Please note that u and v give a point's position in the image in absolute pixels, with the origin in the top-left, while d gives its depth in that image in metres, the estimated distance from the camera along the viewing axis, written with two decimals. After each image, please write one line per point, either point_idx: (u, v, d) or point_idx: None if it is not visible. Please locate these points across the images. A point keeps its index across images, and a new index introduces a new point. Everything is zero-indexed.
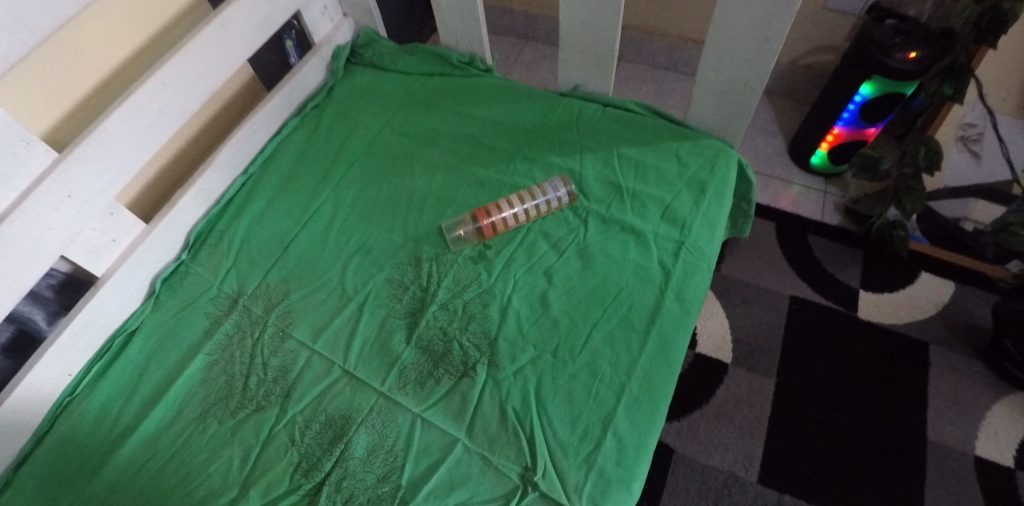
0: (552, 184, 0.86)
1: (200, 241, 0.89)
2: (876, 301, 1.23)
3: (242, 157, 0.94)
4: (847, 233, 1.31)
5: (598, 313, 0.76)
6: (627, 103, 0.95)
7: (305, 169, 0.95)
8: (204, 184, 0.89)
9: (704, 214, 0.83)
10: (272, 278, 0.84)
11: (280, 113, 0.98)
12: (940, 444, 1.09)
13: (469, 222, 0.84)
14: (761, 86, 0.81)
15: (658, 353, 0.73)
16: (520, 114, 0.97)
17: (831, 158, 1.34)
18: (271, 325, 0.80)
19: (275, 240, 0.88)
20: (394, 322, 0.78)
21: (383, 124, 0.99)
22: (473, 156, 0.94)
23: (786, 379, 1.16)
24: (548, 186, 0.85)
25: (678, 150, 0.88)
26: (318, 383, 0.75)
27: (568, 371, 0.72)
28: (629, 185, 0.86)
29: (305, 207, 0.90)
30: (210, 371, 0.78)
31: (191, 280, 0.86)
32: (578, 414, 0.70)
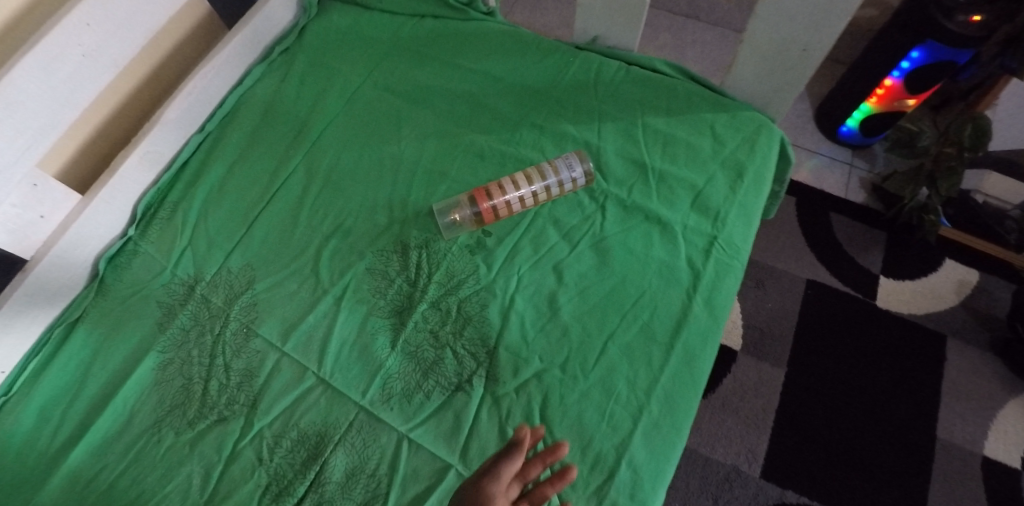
0: (566, 161, 0.72)
1: (149, 213, 0.75)
2: (895, 289, 1.15)
3: (196, 111, 0.79)
4: (870, 212, 1.21)
5: (614, 320, 0.65)
6: (655, 63, 0.81)
7: (272, 129, 0.80)
8: (150, 145, 0.74)
9: (741, 204, 0.71)
10: (234, 263, 0.72)
11: (242, 57, 0.82)
12: (949, 441, 1.05)
13: (466, 205, 0.71)
14: (822, 52, 0.68)
15: (682, 371, 0.63)
16: (527, 68, 0.82)
17: (861, 131, 1.22)
18: (233, 320, 0.69)
19: (237, 214, 0.75)
20: (376, 321, 0.67)
21: (365, 75, 0.83)
22: (472, 119, 0.80)
23: (797, 369, 1.09)
24: (561, 162, 0.72)
25: (713, 125, 0.75)
26: (289, 392, 0.65)
27: (578, 389, 0.63)
28: (654, 166, 0.74)
29: (272, 176, 0.77)
30: (164, 372, 0.68)
31: (140, 261, 0.73)
32: (588, 439, 0.61)
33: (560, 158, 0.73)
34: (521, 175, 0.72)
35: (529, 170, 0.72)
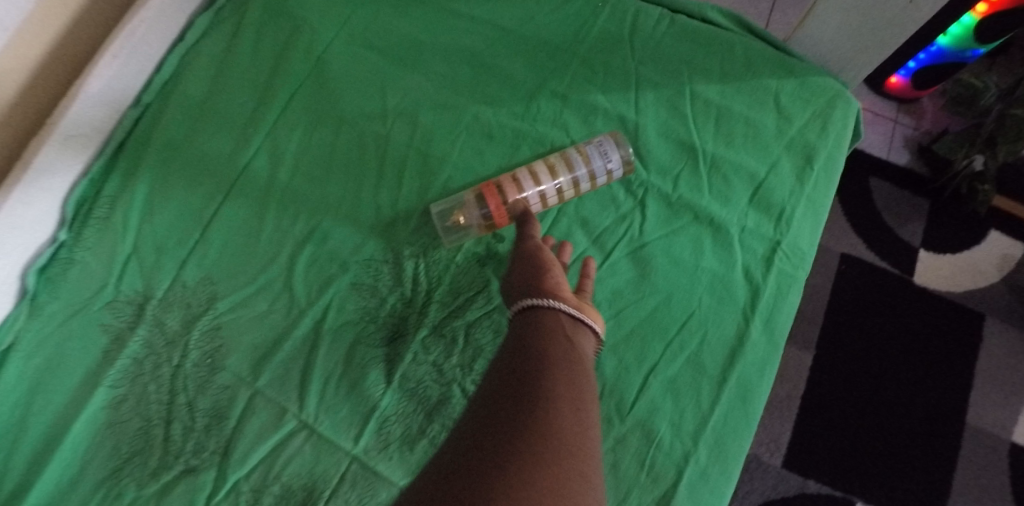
0: (599, 146, 0.57)
1: (83, 212, 0.61)
2: (934, 264, 1.05)
3: (129, 78, 0.63)
4: (913, 177, 1.09)
5: (657, 350, 0.54)
6: (705, 11, 0.65)
7: (227, 98, 0.64)
8: (73, 125, 0.59)
9: (809, 199, 0.59)
10: (190, 275, 0.59)
11: (178, 5, 0.66)
12: (979, 427, 0.99)
13: (473, 205, 0.57)
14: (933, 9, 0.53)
15: (736, 408, 0.53)
16: (543, 17, 0.66)
17: (912, 83, 1.07)
18: (193, 348, 0.57)
19: (190, 211, 0.61)
20: (367, 352, 0.56)
21: (339, 26, 0.66)
22: (476, 86, 0.64)
23: (825, 352, 1.01)
24: (593, 148, 0.57)
25: (777, 96, 0.61)
26: (267, 438, 0.54)
27: (615, 434, 0.52)
28: (705, 150, 0.60)
29: (231, 161, 0.62)
30: (117, 412, 0.56)
31: (77, 273, 0.59)
32: (626, 494, 0.51)
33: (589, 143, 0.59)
34: (542, 165, 0.58)
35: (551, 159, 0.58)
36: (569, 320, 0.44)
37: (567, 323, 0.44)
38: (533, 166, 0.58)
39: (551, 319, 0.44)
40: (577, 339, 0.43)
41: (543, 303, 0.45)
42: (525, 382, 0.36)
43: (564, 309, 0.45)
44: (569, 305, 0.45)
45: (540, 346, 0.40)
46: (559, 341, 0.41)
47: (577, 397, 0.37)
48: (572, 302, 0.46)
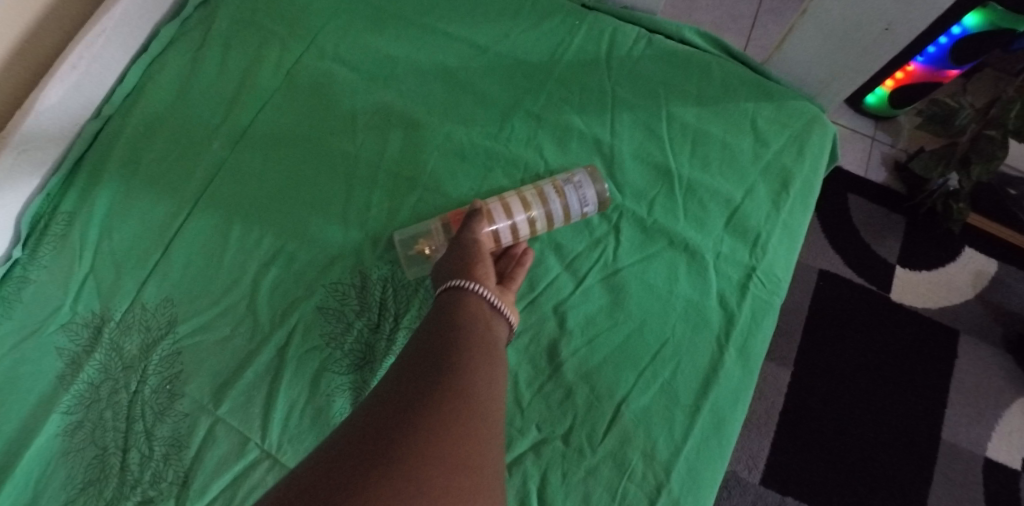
0: (576, 182, 0.57)
1: (40, 228, 0.59)
2: (910, 282, 1.06)
3: (89, 89, 0.61)
4: (890, 195, 1.10)
5: (630, 379, 0.53)
6: (683, 32, 0.64)
7: (192, 113, 0.62)
8: (28, 138, 0.57)
9: (785, 224, 0.58)
10: (149, 297, 0.57)
11: (143, 13, 0.64)
12: (953, 444, 1.00)
13: (440, 235, 0.56)
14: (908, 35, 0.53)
15: (708, 438, 0.53)
16: (518, 36, 0.65)
17: (891, 101, 1.07)
18: (153, 373, 0.55)
19: (152, 230, 0.59)
20: (333, 378, 0.54)
21: (310, 41, 0.65)
22: (450, 104, 0.63)
23: (803, 369, 1.01)
24: (570, 185, 0.56)
25: (755, 118, 0.61)
26: (226, 469, 0.52)
27: (586, 465, 0.51)
28: (681, 173, 0.59)
29: (195, 177, 0.60)
30: (71, 440, 0.54)
31: (32, 292, 0.57)
32: None
33: (563, 177, 0.57)
34: (513, 197, 0.56)
35: (522, 192, 0.56)
36: (490, 307, 0.44)
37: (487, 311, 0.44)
38: (503, 198, 0.56)
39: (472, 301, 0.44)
40: (495, 325, 0.43)
41: (466, 285, 0.44)
42: (437, 353, 0.37)
43: (485, 295, 0.45)
44: (491, 291, 0.45)
45: (456, 324, 0.41)
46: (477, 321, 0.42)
47: (489, 367, 0.38)
48: (495, 290, 0.46)
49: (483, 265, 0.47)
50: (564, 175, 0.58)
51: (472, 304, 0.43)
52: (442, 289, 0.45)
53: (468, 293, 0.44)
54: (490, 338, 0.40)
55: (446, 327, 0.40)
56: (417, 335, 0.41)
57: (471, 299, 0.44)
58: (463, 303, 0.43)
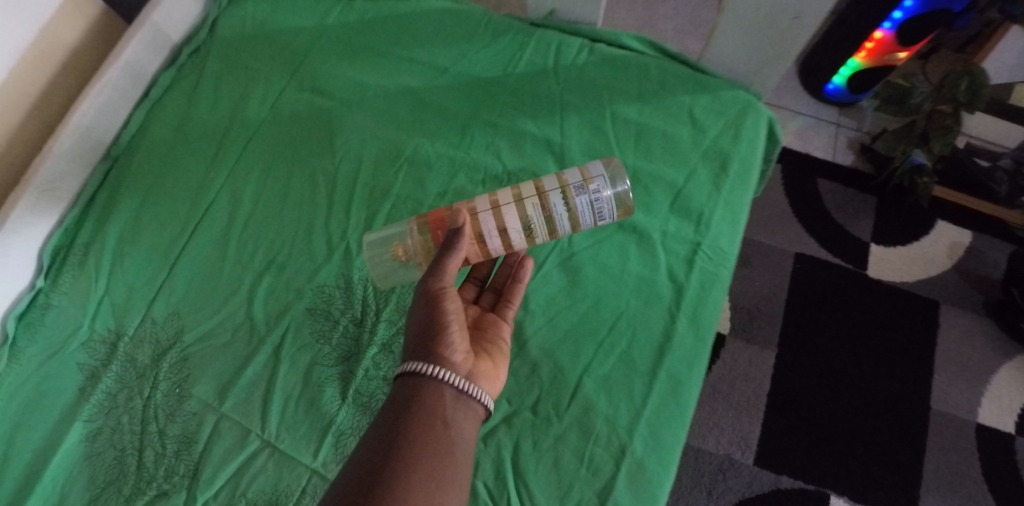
0: (586, 188, 0.52)
1: (59, 260, 0.66)
2: (887, 257, 1.09)
3: (99, 134, 0.69)
4: (859, 176, 1.14)
5: (589, 352, 0.59)
6: (622, 38, 0.71)
7: (189, 148, 0.70)
8: (45, 179, 0.64)
9: (726, 201, 0.64)
10: (158, 312, 0.63)
11: (144, 62, 0.71)
12: (943, 412, 1.02)
13: (425, 240, 0.57)
14: (815, 22, 0.59)
15: (667, 400, 0.57)
16: (474, 56, 0.72)
17: (849, 87, 1.13)
18: (163, 380, 0.61)
19: (157, 254, 0.66)
20: (323, 371, 0.60)
21: (289, 76, 0.73)
22: (416, 121, 0.70)
23: (788, 350, 1.05)
24: (581, 192, 0.52)
25: (692, 108, 0.67)
26: (232, 459, 0.58)
27: (554, 432, 0.57)
28: (626, 163, 0.65)
29: (193, 204, 0.67)
30: (93, 444, 0.60)
31: (54, 316, 0.64)
32: (567, 488, 0.55)
33: (575, 178, 0.52)
34: (511, 200, 0.53)
35: (525, 196, 0.53)
36: (453, 394, 0.45)
37: (449, 399, 0.44)
38: (501, 201, 0.54)
39: (434, 389, 0.44)
40: (455, 415, 0.44)
41: (429, 371, 0.44)
42: (382, 475, 0.37)
43: (450, 382, 0.45)
44: (458, 376, 0.45)
45: (411, 428, 0.41)
46: (434, 421, 0.42)
47: (435, 487, 0.38)
48: (463, 370, 0.46)
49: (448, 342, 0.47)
50: (579, 175, 0.53)
51: (430, 398, 0.43)
52: (406, 369, 0.45)
53: (428, 381, 0.44)
54: (443, 445, 0.41)
55: (395, 434, 0.40)
56: (370, 435, 0.41)
57: (433, 388, 0.44)
58: (424, 395, 0.43)
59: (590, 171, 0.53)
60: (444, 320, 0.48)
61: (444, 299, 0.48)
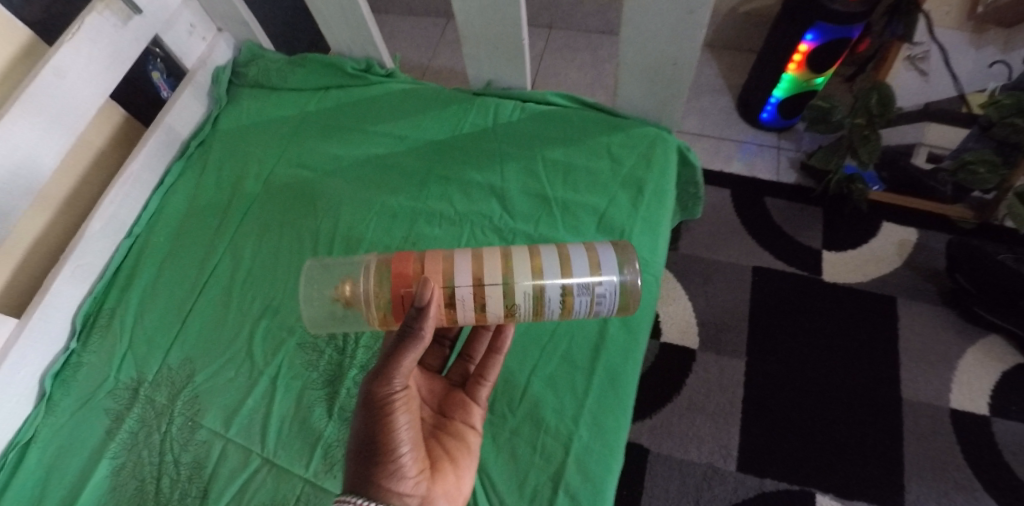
0: (592, 289, 0.55)
1: (88, 324, 0.78)
2: (840, 261, 1.18)
3: (123, 218, 0.83)
4: (804, 191, 1.24)
5: (536, 355, 0.69)
6: (547, 97, 0.86)
7: (196, 223, 0.84)
8: (80, 257, 0.77)
9: (644, 217, 0.75)
10: (173, 360, 0.75)
11: (160, 157, 0.86)
12: (915, 402, 1.06)
13: (390, 294, 0.55)
14: (691, 64, 0.72)
15: (606, 390, 0.66)
16: (427, 124, 0.86)
17: (781, 114, 1.26)
18: (178, 415, 0.71)
19: (171, 312, 0.78)
20: (312, 394, 0.70)
21: (277, 155, 0.87)
22: (382, 181, 0.83)
23: (756, 356, 1.11)
24: (584, 288, 0.54)
25: (609, 146, 0.80)
26: (236, 478, 0.67)
27: (509, 426, 0.65)
28: (557, 195, 0.78)
29: (201, 267, 0.80)
30: (118, 477, 0.70)
31: (86, 372, 0.76)
32: (525, 474, 0.63)
33: (582, 277, 0.54)
34: (501, 282, 0.54)
35: (520, 282, 0.54)
36: None
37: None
38: (487, 280, 0.54)
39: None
40: None
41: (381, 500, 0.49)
42: None
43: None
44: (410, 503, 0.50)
45: None
46: None
47: None
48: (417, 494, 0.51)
49: (400, 466, 0.50)
50: (588, 270, 0.55)
51: None
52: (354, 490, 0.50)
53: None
54: None
55: None
56: None
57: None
58: None
59: (601, 270, 0.55)
60: (396, 439, 0.50)
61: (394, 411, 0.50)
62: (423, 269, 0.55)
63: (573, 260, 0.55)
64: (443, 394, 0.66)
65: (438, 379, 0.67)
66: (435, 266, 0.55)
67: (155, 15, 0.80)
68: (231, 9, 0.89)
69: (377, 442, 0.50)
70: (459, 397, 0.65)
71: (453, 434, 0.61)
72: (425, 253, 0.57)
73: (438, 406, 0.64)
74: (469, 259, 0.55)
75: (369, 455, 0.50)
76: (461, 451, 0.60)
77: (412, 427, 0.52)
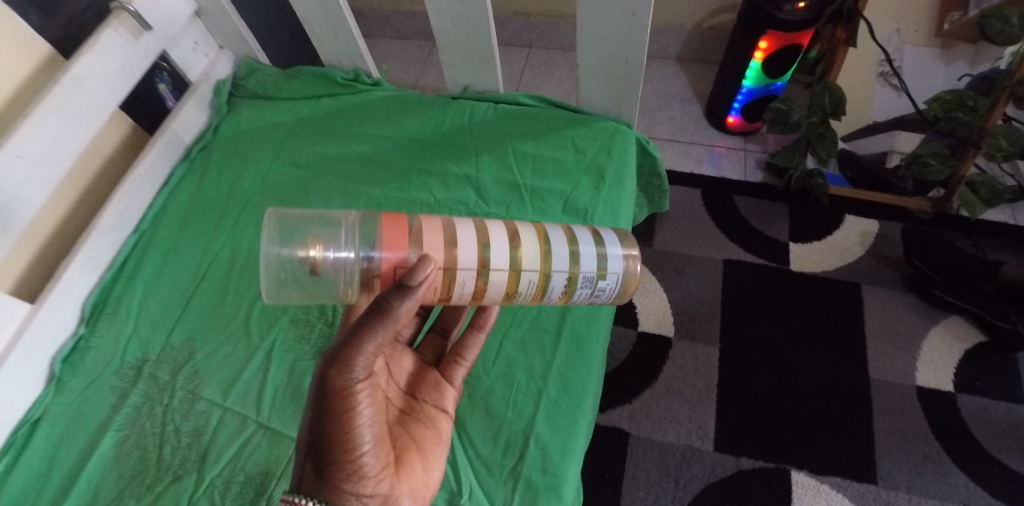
0: (597, 283, 0.60)
1: (97, 312, 0.85)
2: (805, 252, 1.25)
3: (130, 215, 0.90)
4: (769, 188, 1.32)
5: (508, 321, 0.75)
6: (518, 98, 0.94)
7: (199, 218, 0.91)
8: (91, 249, 0.84)
9: (606, 200, 0.83)
10: (176, 339, 0.81)
11: (165, 160, 0.94)
12: (882, 380, 1.11)
13: (374, 265, 0.52)
14: (641, 63, 0.81)
15: (572, 351, 0.73)
16: (410, 125, 0.94)
17: (744, 117, 1.35)
18: (179, 389, 0.77)
19: (175, 299, 0.84)
20: (304, 364, 0.76)
21: (273, 157, 0.95)
22: (368, 176, 0.91)
23: (730, 342, 1.17)
24: (589, 281, 0.59)
25: (573, 138, 0.88)
26: (233, 442, 0.72)
27: (484, 385, 0.71)
28: (527, 183, 0.86)
29: (203, 257, 0.87)
30: (122, 447, 0.74)
31: (93, 355, 0.81)
32: (499, 428, 0.69)
33: (590, 272, 0.59)
34: (506, 271, 0.56)
35: (528, 270, 0.57)
36: None
37: None
38: (493, 265, 0.55)
39: None
40: None
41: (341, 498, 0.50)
42: None
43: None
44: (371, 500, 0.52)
45: None
46: None
47: None
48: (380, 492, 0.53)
49: (363, 469, 0.51)
50: (596, 264, 0.60)
51: None
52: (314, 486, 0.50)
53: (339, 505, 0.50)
54: None
55: None
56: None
57: None
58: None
59: (606, 266, 0.60)
60: (359, 438, 0.50)
61: (356, 407, 0.50)
62: (424, 244, 0.53)
63: (581, 251, 0.59)
64: (413, 374, 0.69)
65: (409, 359, 0.70)
66: (436, 243, 0.54)
67: (163, 32, 0.89)
68: (231, 27, 0.98)
69: (335, 444, 0.49)
70: (433, 382, 0.68)
71: (423, 421, 0.64)
72: (422, 224, 0.55)
73: (409, 391, 0.67)
74: (476, 241, 0.55)
75: (326, 458, 0.50)
76: (431, 438, 0.63)
77: (376, 424, 0.52)
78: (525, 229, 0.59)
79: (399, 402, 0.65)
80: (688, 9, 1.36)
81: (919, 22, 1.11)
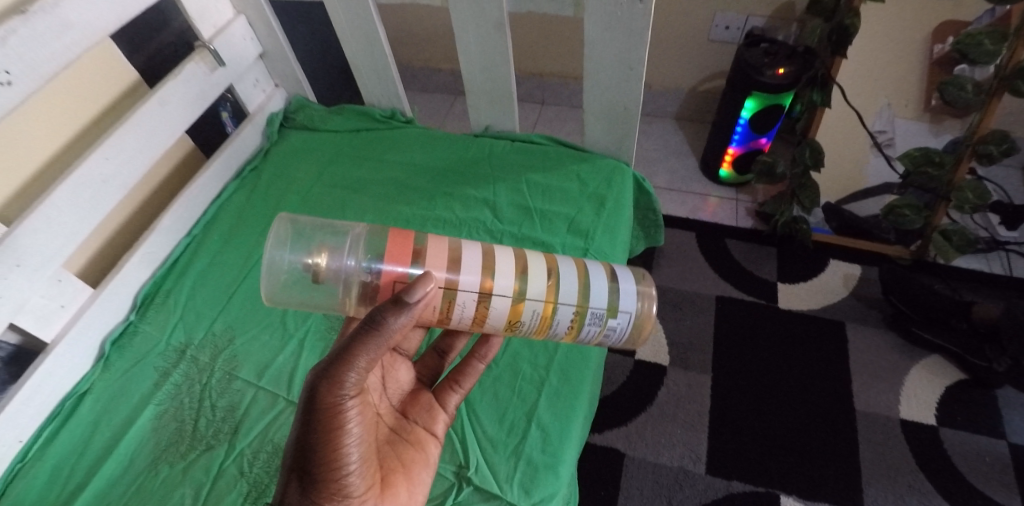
0: (607, 321, 0.65)
1: (147, 301, 0.95)
2: (793, 291, 1.34)
3: (185, 220, 1.02)
4: (759, 233, 1.44)
5: None
6: (531, 137, 1.08)
7: (246, 227, 1.03)
8: (150, 247, 0.96)
9: (605, 223, 0.94)
10: (219, 328, 0.90)
11: (221, 176, 1.08)
12: (867, 412, 1.17)
13: (370, 276, 0.60)
14: (638, 108, 0.95)
15: (573, 347, 0.81)
16: (437, 156, 1.08)
17: (735, 169, 1.49)
18: (218, 370, 0.85)
19: (220, 293, 0.95)
20: None
21: (315, 178, 1.08)
22: (399, 198, 1.02)
23: (722, 371, 1.24)
24: (597, 316, 0.64)
25: (579, 172, 1.01)
26: (264, 416, 0.80)
27: (493, 374, 0.80)
28: (537, 206, 0.97)
29: (247, 260, 0.98)
30: (160, 420, 0.82)
31: (140, 338, 0.91)
32: (505, 411, 0.77)
33: (598, 308, 0.63)
34: (508, 297, 0.61)
35: (532, 299, 0.62)
36: None
37: None
38: (497, 290, 0.61)
39: None
40: None
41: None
42: None
43: None
44: None
45: None
46: None
47: None
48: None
49: (348, 487, 0.56)
50: (607, 303, 0.64)
51: None
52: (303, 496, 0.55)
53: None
54: None
55: None
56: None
57: None
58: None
59: (616, 305, 0.64)
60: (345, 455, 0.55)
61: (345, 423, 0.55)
62: (426, 260, 0.60)
63: (593, 286, 0.64)
64: (407, 395, 0.75)
65: (406, 383, 0.76)
66: (439, 263, 0.60)
67: (234, 68, 1.05)
68: (289, 69, 1.14)
69: (324, 457, 0.54)
70: (425, 408, 0.73)
71: (414, 443, 0.69)
72: (430, 244, 0.61)
73: (403, 413, 0.72)
74: (482, 265, 0.61)
75: (310, 476, 0.54)
76: (419, 458, 0.68)
77: (362, 444, 0.57)
78: (537, 260, 0.64)
79: (391, 419, 0.71)
80: (685, 74, 1.54)
81: (908, 98, 1.27)
